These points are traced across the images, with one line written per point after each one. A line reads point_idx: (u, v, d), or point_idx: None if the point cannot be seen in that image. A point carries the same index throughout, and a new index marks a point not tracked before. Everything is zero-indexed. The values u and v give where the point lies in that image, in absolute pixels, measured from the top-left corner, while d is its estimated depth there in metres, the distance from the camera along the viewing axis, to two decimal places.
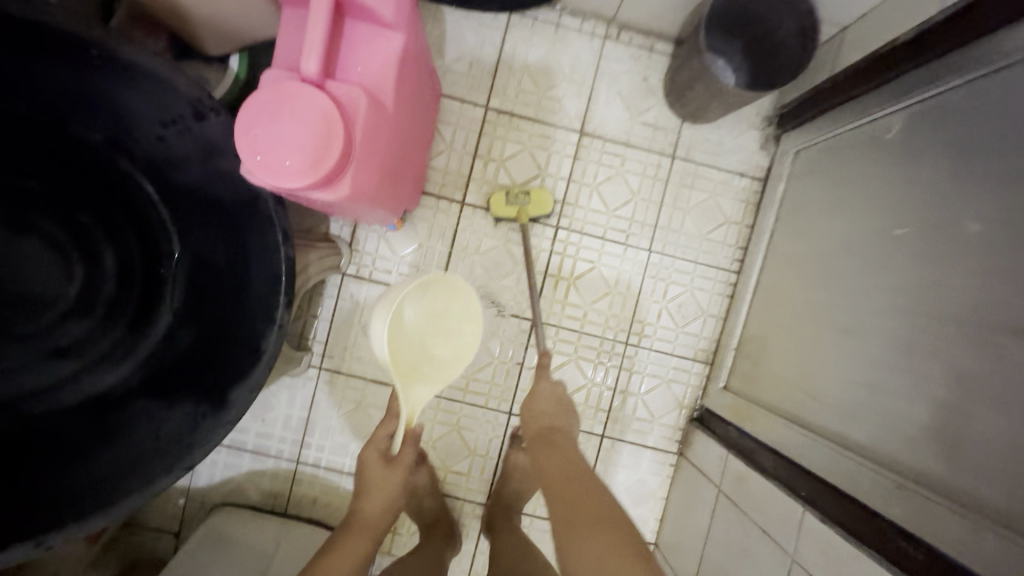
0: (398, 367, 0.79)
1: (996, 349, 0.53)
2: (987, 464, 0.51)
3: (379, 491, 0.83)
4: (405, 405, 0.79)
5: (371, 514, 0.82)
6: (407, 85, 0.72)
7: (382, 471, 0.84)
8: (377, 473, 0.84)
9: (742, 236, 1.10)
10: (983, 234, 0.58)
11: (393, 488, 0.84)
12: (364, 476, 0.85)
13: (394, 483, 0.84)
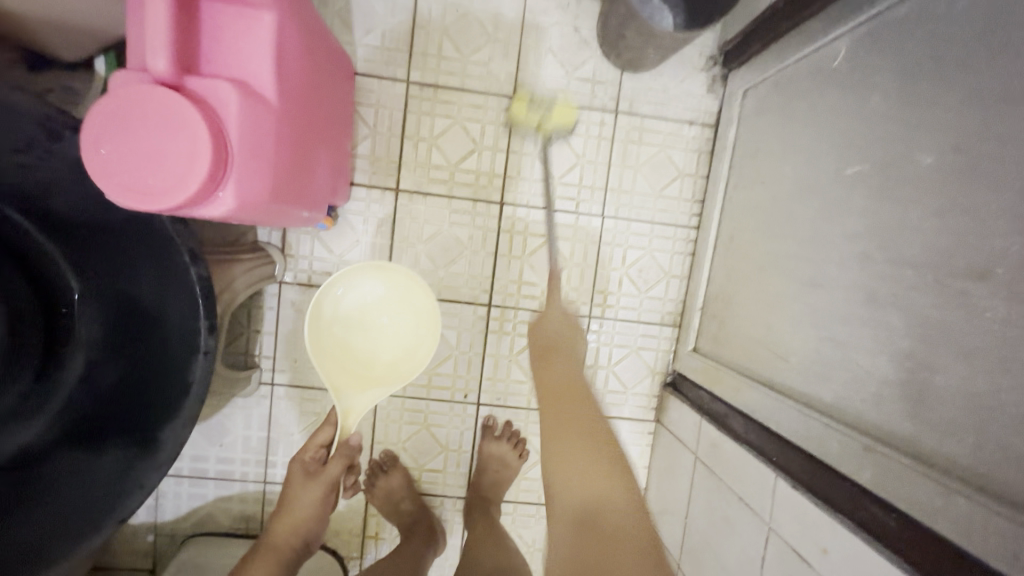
0: (337, 365, 0.89)
1: (961, 295, 0.47)
2: (955, 422, 0.46)
3: (296, 507, 0.89)
4: (343, 398, 0.87)
5: (286, 537, 0.88)
6: (292, 72, 0.64)
7: (302, 483, 0.90)
8: (300, 485, 0.90)
9: (698, 188, 1.03)
10: (936, 166, 0.52)
11: (309, 504, 0.89)
12: (290, 490, 0.90)
13: (311, 497, 0.89)
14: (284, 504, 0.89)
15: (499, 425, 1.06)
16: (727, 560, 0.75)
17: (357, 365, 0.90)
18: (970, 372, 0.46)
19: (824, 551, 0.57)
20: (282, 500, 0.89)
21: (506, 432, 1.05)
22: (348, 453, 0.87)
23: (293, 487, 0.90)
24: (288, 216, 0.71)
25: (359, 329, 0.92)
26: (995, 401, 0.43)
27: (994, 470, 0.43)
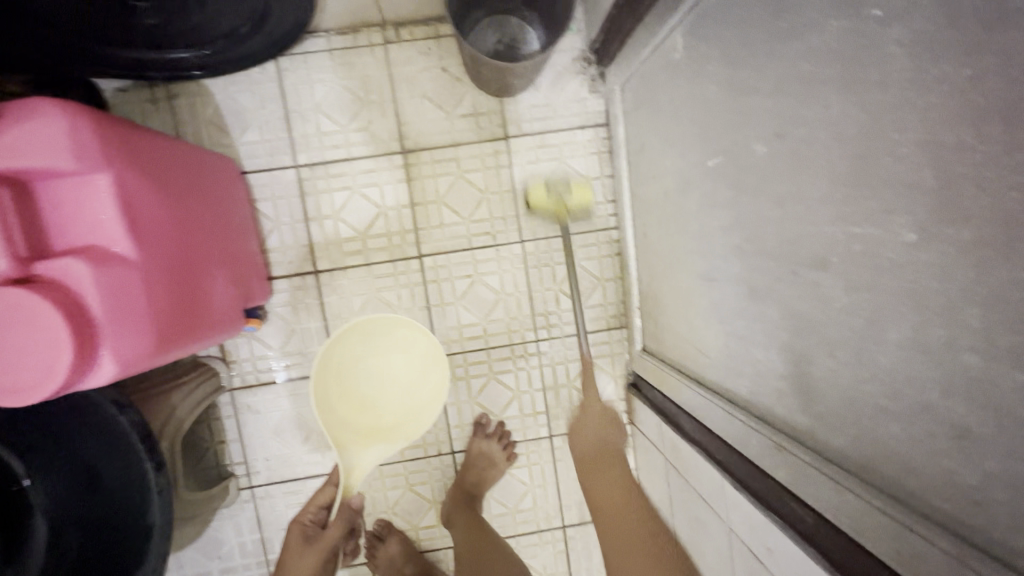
0: (342, 419, 0.85)
1: (811, 286, 0.47)
2: (836, 416, 0.46)
3: (291, 573, 0.83)
4: (347, 455, 0.83)
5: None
6: (151, 217, 0.65)
7: (300, 550, 0.85)
8: (297, 550, 0.85)
9: (607, 188, 1.03)
10: (767, 157, 0.52)
11: (305, 569, 0.83)
12: (286, 557, 0.85)
13: (307, 562, 0.83)
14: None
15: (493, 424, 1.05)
16: (709, 561, 0.75)
17: (361, 417, 0.86)
18: (836, 366, 0.45)
19: (769, 550, 0.57)
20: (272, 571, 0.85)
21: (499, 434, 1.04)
22: (348, 516, 0.83)
23: (290, 552, 0.85)
24: (191, 344, 0.72)
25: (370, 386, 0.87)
26: (858, 393, 0.43)
27: (870, 463, 0.42)
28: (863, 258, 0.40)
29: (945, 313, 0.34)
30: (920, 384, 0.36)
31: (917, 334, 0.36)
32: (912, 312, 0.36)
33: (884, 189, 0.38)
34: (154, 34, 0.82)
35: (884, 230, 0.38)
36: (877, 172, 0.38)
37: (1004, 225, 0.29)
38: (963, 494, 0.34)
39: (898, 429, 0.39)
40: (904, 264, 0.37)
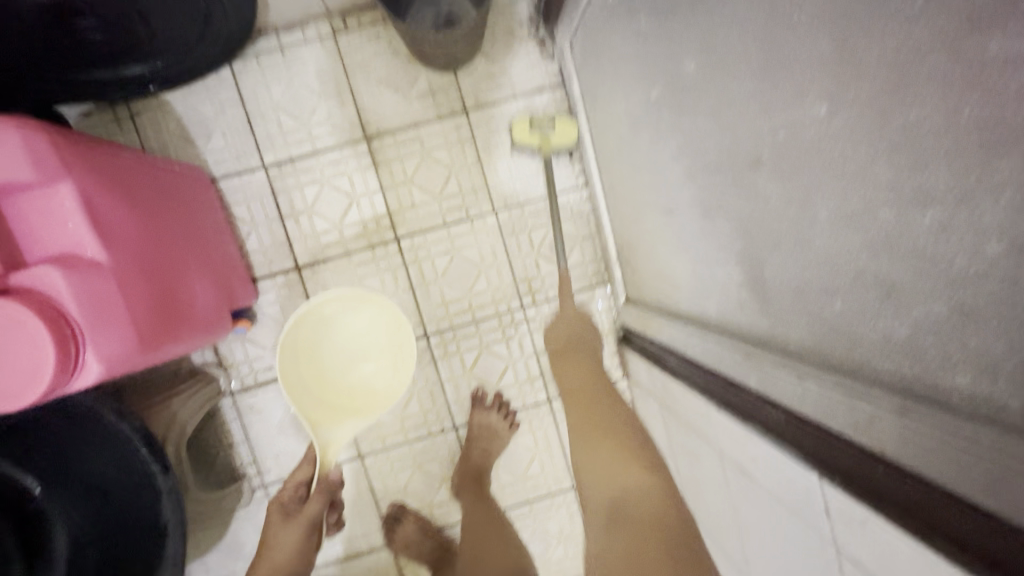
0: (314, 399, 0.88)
1: (751, 187, 0.47)
2: (790, 309, 0.47)
3: (276, 548, 0.88)
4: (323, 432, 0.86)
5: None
6: (120, 222, 0.67)
7: (281, 526, 0.89)
8: (278, 528, 0.89)
9: (572, 148, 1.04)
10: (699, 71, 0.52)
11: (290, 544, 0.88)
12: (268, 534, 0.90)
13: (288, 538, 0.88)
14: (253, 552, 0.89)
15: (491, 395, 1.06)
16: (710, 491, 0.75)
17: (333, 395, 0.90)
18: (784, 260, 0.45)
19: (754, 460, 0.58)
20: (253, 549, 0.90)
21: (498, 402, 1.05)
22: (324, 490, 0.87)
23: (272, 530, 0.90)
24: (177, 343, 0.74)
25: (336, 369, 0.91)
26: (806, 281, 0.43)
27: (824, 347, 0.43)
28: (789, 144, 0.41)
29: (861, 174, 0.34)
30: (851, 252, 0.37)
31: (841, 204, 0.37)
32: (835, 184, 0.37)
33: (796, 67, 0.38)
34: (122, 58, 0.85)
35: (801, 110, 0.39)
36: (787, 53, 0.39)
37: (899, 70, 0.30)
38: (902, 347, 0.35)
39: (842, 304, 0.40)
40: (822, 137, 0.37)
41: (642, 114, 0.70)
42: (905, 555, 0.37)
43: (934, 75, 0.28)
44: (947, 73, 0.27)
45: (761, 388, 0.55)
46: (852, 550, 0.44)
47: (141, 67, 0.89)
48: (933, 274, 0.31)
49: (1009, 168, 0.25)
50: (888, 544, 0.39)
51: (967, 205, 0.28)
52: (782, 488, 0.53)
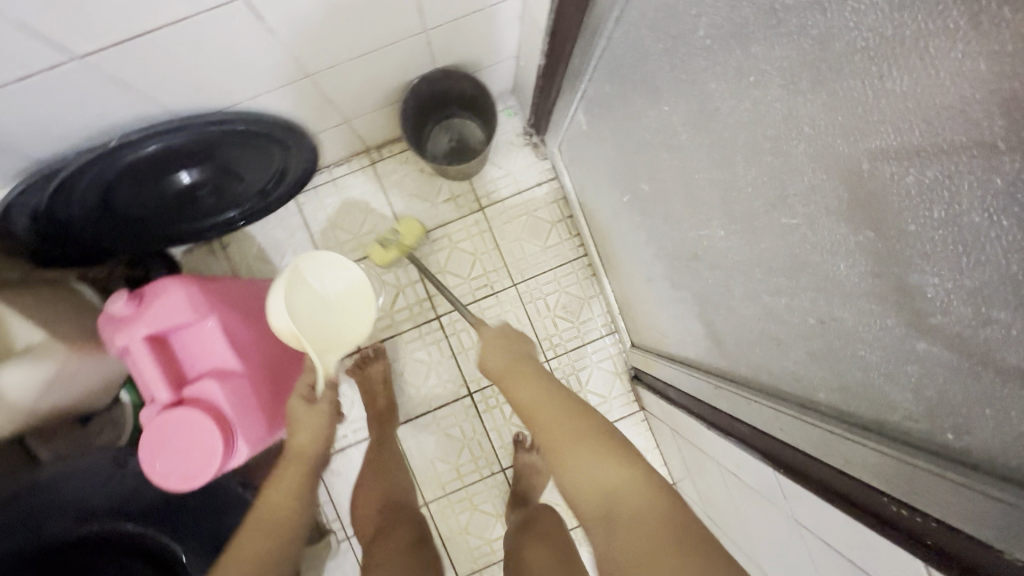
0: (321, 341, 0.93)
1: (696, 272, 0.69)
2: (735, 353, 0.67)
3: (297, 427, 0.87)
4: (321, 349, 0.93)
5: (301, 443, 0.87)
6: (246, 339, 0.90)
7: (300, 409, 0.88)
8: (303, 412, 0.89)
9: (571, 225, 1.27)
10: (650, 192, 0.75)
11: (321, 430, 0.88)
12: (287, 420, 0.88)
13: (311, 416, 0.88)
14: (267, 489, 0.81)
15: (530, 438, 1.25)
16: (718, 495, 0.93)
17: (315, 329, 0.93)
18: (724, 320, 0.66)
19: (737, 464, 0.77)
20: (261, 494, 0.81)
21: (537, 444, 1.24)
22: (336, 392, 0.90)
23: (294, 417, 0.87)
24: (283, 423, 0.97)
25: (307, 323, 0.92)
26: (738, 334, 0.64)
27: (758, 377, 0.64)
28: (710, 248, 0.63)
29: (748, 273, 0.56)
30: (754, 318, 0.58)
31: (743, 289, 0.58)
32: (737, 276, 0.59)
33: (703, 205, 0.61)
34: (217, 211, 1.10)
35: (711, 230, 0.61)
36: (696, 196, 0.61)
37: (749, 220, 0.52)
38: (792, 377, 0.55)
39: (759, 349, 0.60)
40: (725, 248, 0.59)
41: (619, 209, 0.93)
42: (825, 513, 0.56)
43: (764, 227, 0.50)
44: (768, 228, 0.49)
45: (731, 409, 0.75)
46: (802, 517, 0.62)
47: (234, 212, 1.13)
48: (792, 333, 0.52)
49: (803, 279, 0.47)
50: (815, 507, 0.57)
51: (794, 298, 0.49)
52: (757, 482, 0.72)
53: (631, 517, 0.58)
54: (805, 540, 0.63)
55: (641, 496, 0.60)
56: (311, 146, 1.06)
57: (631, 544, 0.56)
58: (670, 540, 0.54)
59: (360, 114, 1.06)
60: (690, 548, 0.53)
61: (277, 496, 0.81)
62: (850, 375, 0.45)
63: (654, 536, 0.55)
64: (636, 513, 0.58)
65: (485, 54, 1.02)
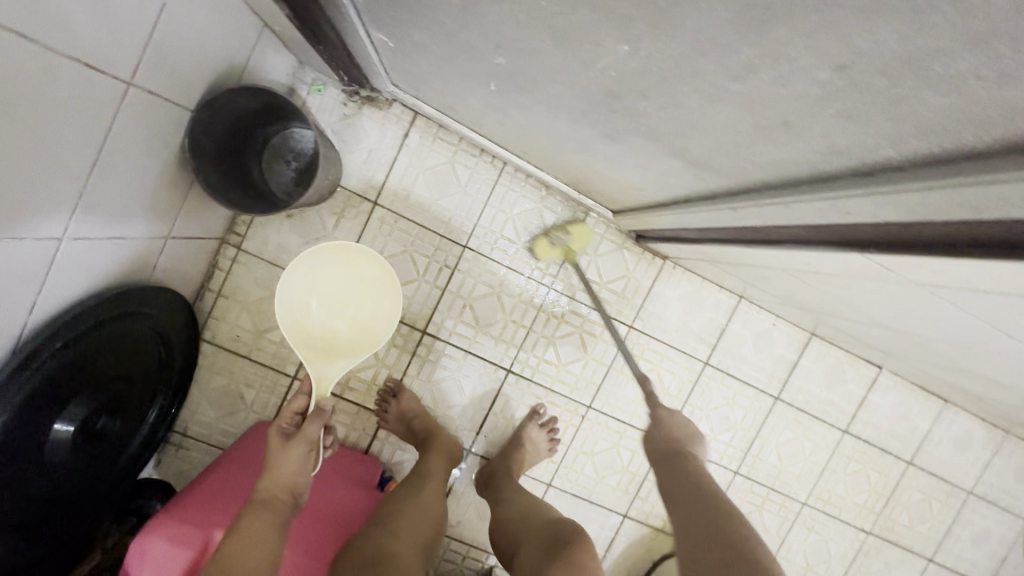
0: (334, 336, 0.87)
1: (629, 109, 0.51)
2: (735, 163, 0.50)
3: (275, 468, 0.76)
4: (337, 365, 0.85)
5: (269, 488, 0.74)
6: (245, 487, 0.79)
7: (278, 449, 0.78)
8: (280, 451, 0.78)
9: (468, 147, 1.06)
10: (511, 59, 0.55)
11: (293, 461, 0.77)
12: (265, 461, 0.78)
13: (293, 457, 0.77)
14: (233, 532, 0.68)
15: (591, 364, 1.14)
16: (801, 290, 0.80)
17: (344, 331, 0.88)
18: (699, 137, 0.49)
19: (808, 262, 0.62)
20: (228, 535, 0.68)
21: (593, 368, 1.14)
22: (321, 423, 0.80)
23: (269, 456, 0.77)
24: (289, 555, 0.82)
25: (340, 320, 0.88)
26: (728, 142, 0.47)
27: (782, 173, 0.47)
28: (626, 75, 0.44)
29: (697, 71, 0.37)
30: (739, 115, 0.40)
31: (702, 93, 0.40)
32: (684, 83, 0.40)
33: (580, 30, 0.41)
34: (135, 420, 0.93)
35: (613, 53, 0.41)
36: (566, 23, 0.41)
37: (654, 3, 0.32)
38: (832, 152, 0.38)
39: (766, 144, 0.43)
40: (645, 61, 0.40)
41: (498, 101, 0.72)
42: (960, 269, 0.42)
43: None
44: None
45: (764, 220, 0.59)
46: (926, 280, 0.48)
47: (157, 402, 0.97)
48: (806, 105, 0.34)
49: (786, 26, 0.28)
50: (944, 268, 0.43)
51: (787, 62, 0.31)
52: (844, 269, 0.58)
53: (684, 479, 0.60)
54: (943, 296, 0.49)
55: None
56: (153, 288, 0.86)
57: (693, 515, 0.55)
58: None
59: (171, 219, 0.83)
60: (725, 546, 0.51)
61: (246, 535, 0.68)
62: (920, 116, 0.29)
63: (691, 544, 0.52)
64: (706, 528, 0.53)
65: (230, 49, 0.77)
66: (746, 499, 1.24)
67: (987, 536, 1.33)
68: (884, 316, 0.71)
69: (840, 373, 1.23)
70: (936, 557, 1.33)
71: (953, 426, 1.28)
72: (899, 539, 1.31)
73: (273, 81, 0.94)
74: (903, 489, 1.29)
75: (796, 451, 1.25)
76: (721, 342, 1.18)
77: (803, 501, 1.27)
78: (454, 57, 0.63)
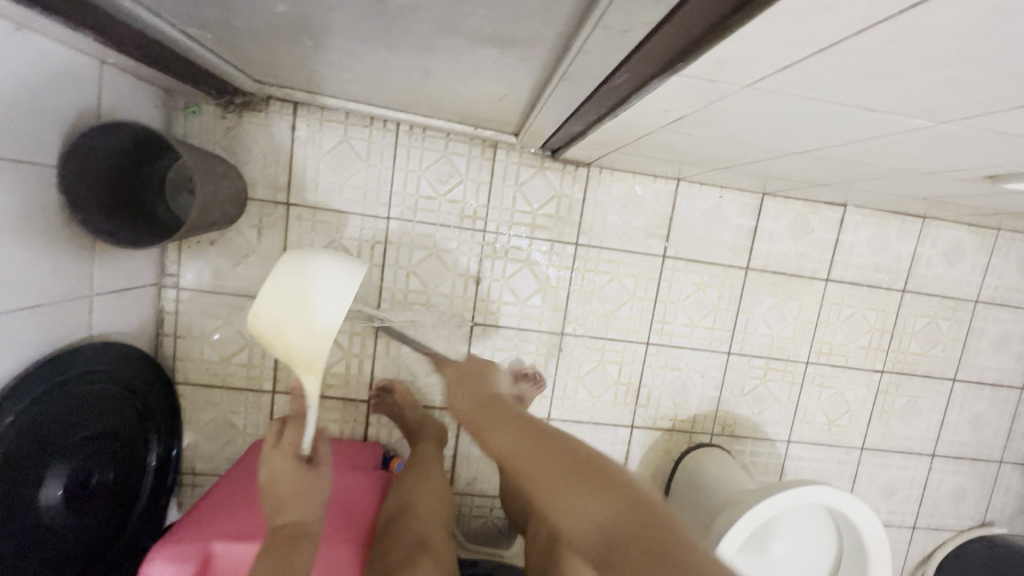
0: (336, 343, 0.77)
1: (408, 11, 0.49)
2: (529, 28, 0.48)
3: (289, 495, 0.76)
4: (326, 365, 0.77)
5: (291, 512, 0.75)
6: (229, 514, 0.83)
7: (293, 473, 0.78)
8: (287, 473, 0.78)
9: (357, 120, 1.04)
10: (293, 6, 0.53)
11: (308, 482, 0.78)
12: (277, 484, 0.77)
13: (308, 478, 0.78)
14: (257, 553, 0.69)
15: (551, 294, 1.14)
16: (700, 145, 0.77)
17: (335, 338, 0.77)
18: (480, 13, 0.47)
19: (665, 109, 0.60)
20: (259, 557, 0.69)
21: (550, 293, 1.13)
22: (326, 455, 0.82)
23: (280, 479, 0.77)
24: None
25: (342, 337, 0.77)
26: (502, 8, 0.45)
27: (566, 20, 0.45)
28: None
29: None
30: None
31: None
32: None
33: None
34: (135, 468, 0.97)
35: None
36: None
37: None
38: None
39: None
40: None
41: (328, 55, 0.70)
42: (754, 51, 0.39)
43: None
44: None
45: (600, 81, 0.57)
46: (751, 81, 0.46)
47: (151, 449, 1.02)
48: None
49: None
50: (743, 56, 0.41)
51: None
52: (694, 102, 0.55)
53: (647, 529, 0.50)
54: (777, 91, 0.47)
55: (627, 501, 0.51)
56: (97, 343, 0.89)
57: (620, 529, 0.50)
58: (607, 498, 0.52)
59: (85, 276, 0.85)
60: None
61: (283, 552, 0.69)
62: None
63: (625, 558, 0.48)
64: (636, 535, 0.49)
65: (71, 94, 0.77)
66: (747, 375, 1.23)
67: (1007, 339, 1.29)
68: (778, 141, 0.68)
69: (805, 224, 1.19)
70: (960, 374, 1.29)
71: (939, 241, 1.23)
72: (916, 369, 1.28)
73: (143, 117, 0.94)
74: (905, 319, 1.25)
75: (782, 313, 1.22)
76: (672, 230, 1.15)
77: (806, 360, 1.24)
78: (256, 25, 0.62)
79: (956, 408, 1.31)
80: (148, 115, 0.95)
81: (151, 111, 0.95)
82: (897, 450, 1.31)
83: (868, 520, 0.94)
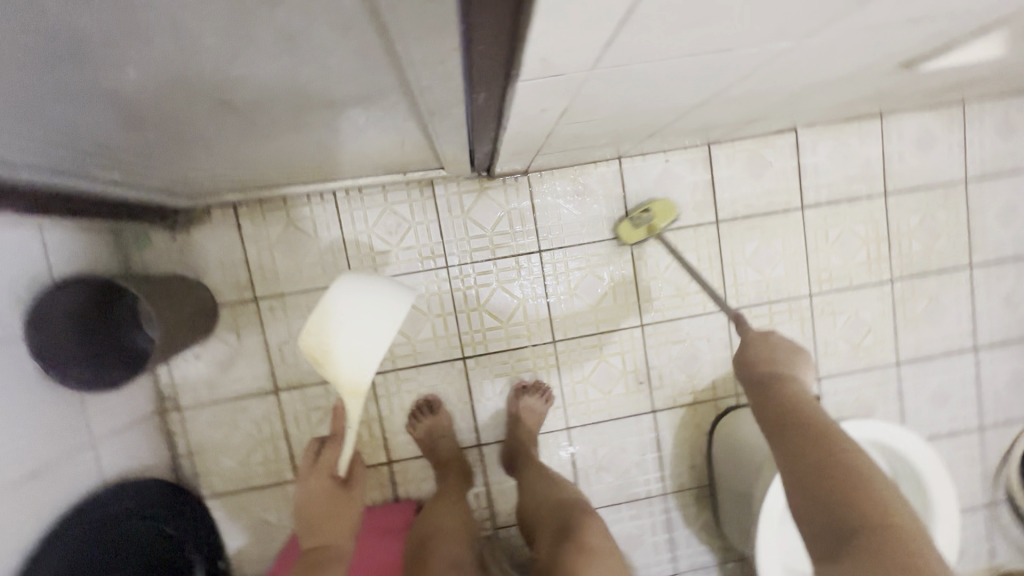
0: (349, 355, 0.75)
1: (257, 106, 0.50)
2: (371, 84, 0.49)
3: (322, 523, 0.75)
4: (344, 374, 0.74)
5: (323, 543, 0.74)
6: None
7: (327, 496, 0.76)
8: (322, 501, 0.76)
9: (295, 201, 1.07)
10: (161, 134, 0.55)
11: (343, 508, 0.77)
12: (308, 507, 0.75)
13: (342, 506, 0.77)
14: None
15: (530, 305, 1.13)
16: (608, 125, 0.76)
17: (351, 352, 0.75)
18: (318, 87, 0.48)
19: (543, 109, 0.59)
20: None
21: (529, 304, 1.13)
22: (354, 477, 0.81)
23: (311, 503, 0.75)
24: None
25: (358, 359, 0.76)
26: (332, 77, 0.45)
27: (396, 68, 0.45)
28: (198, 92, 0.44)
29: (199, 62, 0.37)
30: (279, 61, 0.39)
31: (234, 67, 0.39)
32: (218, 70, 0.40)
33: (121, 95, 0.41)
34: None
35: (160, 89, 0.41)
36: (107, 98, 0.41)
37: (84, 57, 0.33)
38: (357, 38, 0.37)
39: (339, 63, 0.42)
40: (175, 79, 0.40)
41: (228, 158, 0.72)
42: (569, 40, 0.39)
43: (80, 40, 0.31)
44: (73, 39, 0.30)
45: (469, 105, 0.57)
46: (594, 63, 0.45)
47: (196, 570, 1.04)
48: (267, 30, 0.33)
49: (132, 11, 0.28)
50: (565, 47, 0.40)
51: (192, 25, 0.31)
52: (563, 95, 0.55)
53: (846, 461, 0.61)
54: (624, 63, 0.46)
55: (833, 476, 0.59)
56: (114, 487, 0.92)
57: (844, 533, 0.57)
58: (832, 472, 0.60)
59: (83, 429, 0.88)
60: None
61: None
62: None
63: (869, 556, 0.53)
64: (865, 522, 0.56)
65: (18, 269, 0.79)
66: (754, 326, 1.19)
67: (1013, 208, 1.22)
68: (674, 101, 0.66)
69: (761, 160, 1.15)
70: (975, 259, 1.22)
71: (906, 132, 1.17)
72: (927, 267, 1.21)
73: (99, 263, 0.98)
74: (898, 221, 1.19)
75: (768, 254, 1.18)
76: (630, 208, 1.14)
77: (810, 293, 1.19)
78: (146, 156, 0.64)
79: (984, 294, 1.23)
80: (103, 259, 0.99)
81: (104, 256, 0.99)
82: (936, 354, 1.24)
83: (907, 441, 0.90)
